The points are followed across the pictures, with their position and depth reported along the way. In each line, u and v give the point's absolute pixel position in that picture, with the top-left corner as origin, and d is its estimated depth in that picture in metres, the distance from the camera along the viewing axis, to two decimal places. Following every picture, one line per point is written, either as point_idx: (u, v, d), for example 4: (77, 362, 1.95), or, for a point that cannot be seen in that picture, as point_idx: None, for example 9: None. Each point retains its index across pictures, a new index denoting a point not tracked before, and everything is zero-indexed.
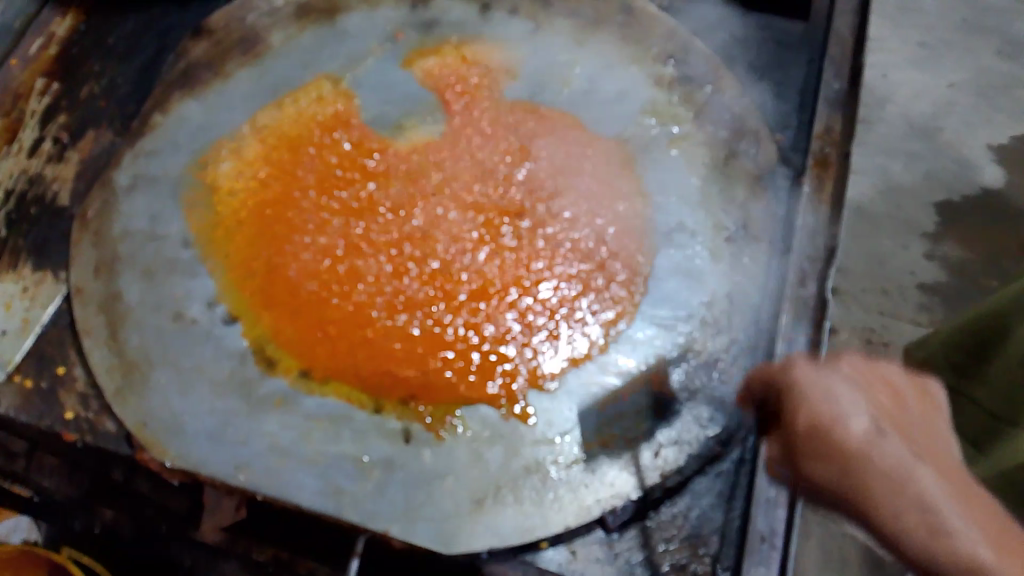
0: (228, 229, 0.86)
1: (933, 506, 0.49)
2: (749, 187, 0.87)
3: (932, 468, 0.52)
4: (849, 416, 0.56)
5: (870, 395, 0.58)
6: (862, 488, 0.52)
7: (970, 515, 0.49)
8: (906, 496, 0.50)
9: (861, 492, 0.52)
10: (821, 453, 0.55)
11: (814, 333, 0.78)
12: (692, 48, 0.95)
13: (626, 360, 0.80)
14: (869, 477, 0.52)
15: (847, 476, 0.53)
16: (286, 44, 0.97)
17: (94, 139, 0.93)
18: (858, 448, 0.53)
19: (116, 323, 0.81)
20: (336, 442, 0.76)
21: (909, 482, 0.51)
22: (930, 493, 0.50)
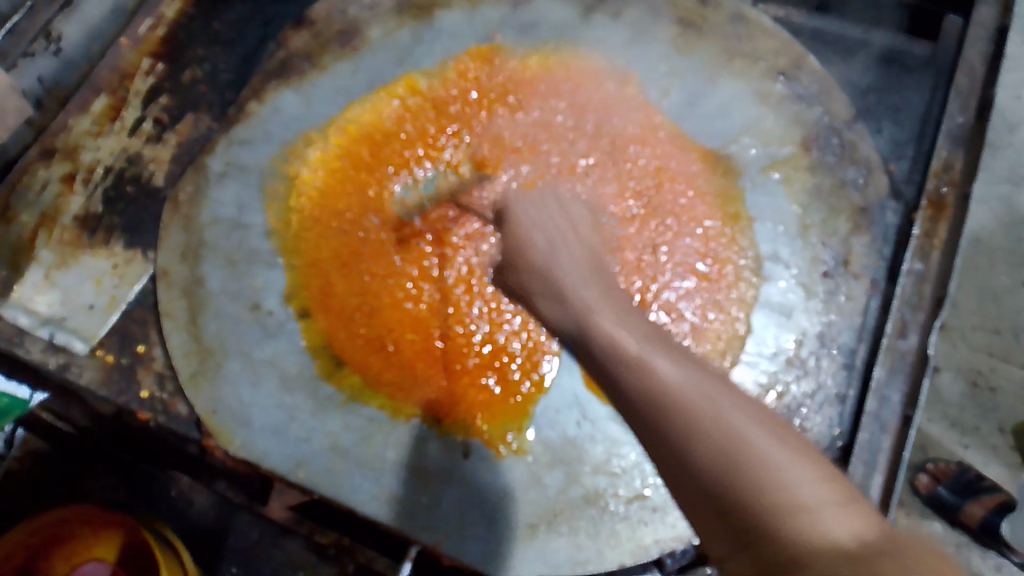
0: (302, 224, 0.86)
1: (731, 433, 0.41)
2: (852, 219, 0.82)
3: (669, 359, 0.48)
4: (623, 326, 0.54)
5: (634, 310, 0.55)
6: (665, 385, 0.46)
7: (737, 403, 0.43)
8: (669, 394, 0.45)
9: (660, 394, 0.45)
10: (616, 360, 0.50)
11: (911, 389, 0.72)
12: (805, 64, 0.89)
13: None
14: (673, 400, 0.44)
15: (658, 377, 0.46)
16: (383, 38, 0.95)
17: (193, 123, 0.95)
18: (638, 358, 0.49)
19: (196, 308, 0.83)
20: (395, 448, 0.76)
21: (675, 396, 0.44)
22: (705, 412, 0.43)
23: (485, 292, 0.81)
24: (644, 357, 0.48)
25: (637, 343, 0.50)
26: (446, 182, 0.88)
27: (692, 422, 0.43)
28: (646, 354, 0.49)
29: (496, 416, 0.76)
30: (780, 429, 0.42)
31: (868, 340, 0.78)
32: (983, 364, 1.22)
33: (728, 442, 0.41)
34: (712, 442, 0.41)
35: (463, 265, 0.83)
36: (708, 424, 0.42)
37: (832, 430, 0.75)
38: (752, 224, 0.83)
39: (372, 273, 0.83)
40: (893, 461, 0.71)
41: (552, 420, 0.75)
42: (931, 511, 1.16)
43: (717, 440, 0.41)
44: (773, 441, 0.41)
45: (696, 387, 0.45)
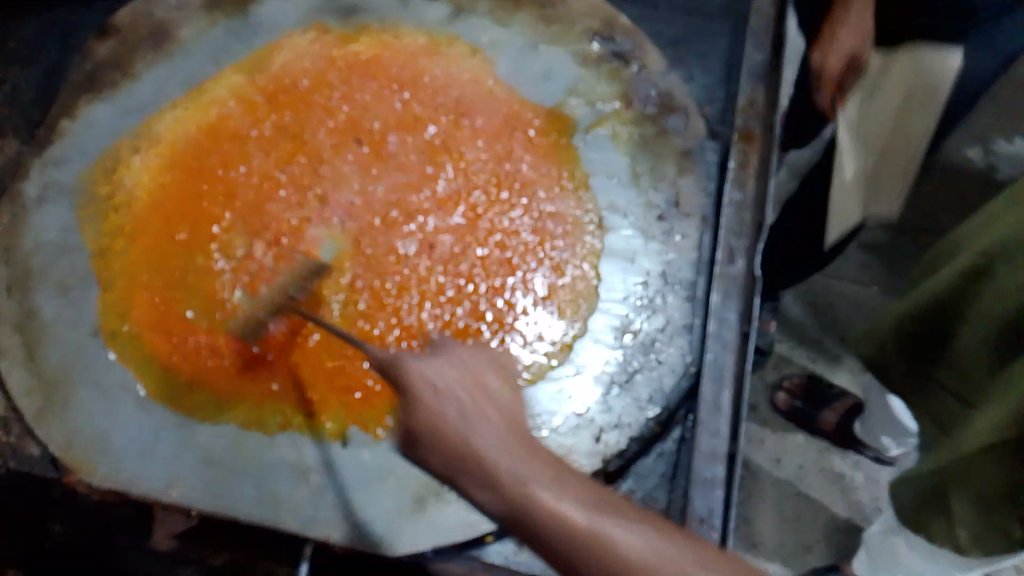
0: (132, 241, 0.83)
1: (523, 497, 0.50)
2: (677, 163, 0.87)
3: (548, 482, 0.51)
4: (474, 440, 0.53)
5: (468, 377, 0.56)
6: (516, 491, 0.51)
7: (562, 492, 0.50)
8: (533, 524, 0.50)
9: (523, 513, 0.50)
10: (480, 480, 0.52)
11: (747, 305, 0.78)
12: (616, 24, 0.94)
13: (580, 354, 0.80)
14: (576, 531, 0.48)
15: (554, 519, 0.49)
16: (196, 39, 0.93)
17: (1, 149, 0.89)
18: (495, 469, 0.52)
19: (34, 341, 0.79)
20: (269, 448, 0.75)
21: (609, 545, 0.48)
22: (606, 535, 0.48)
23: (339, 288, 0.81)
24: (524, 497, 0.50)
25: (520, 487, 0.51)
26: (282, 181, 0.86)
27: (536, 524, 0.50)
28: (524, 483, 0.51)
29: (383, 408, 0.76)
30: (574, 482, 0.51)
31: (705, 271, 0.81)
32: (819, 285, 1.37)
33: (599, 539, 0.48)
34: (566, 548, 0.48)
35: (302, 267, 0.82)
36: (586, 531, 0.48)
37: (685, 358, 0.78)
38: (588, 179, 0.87)
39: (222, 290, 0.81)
40: (737, 375, 0.70)
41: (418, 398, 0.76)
42: (794, 426, 1.28)
43: (527, 518, 0.50)
44: (661, 536, 0.48)
45: (495, 446, 0.53)
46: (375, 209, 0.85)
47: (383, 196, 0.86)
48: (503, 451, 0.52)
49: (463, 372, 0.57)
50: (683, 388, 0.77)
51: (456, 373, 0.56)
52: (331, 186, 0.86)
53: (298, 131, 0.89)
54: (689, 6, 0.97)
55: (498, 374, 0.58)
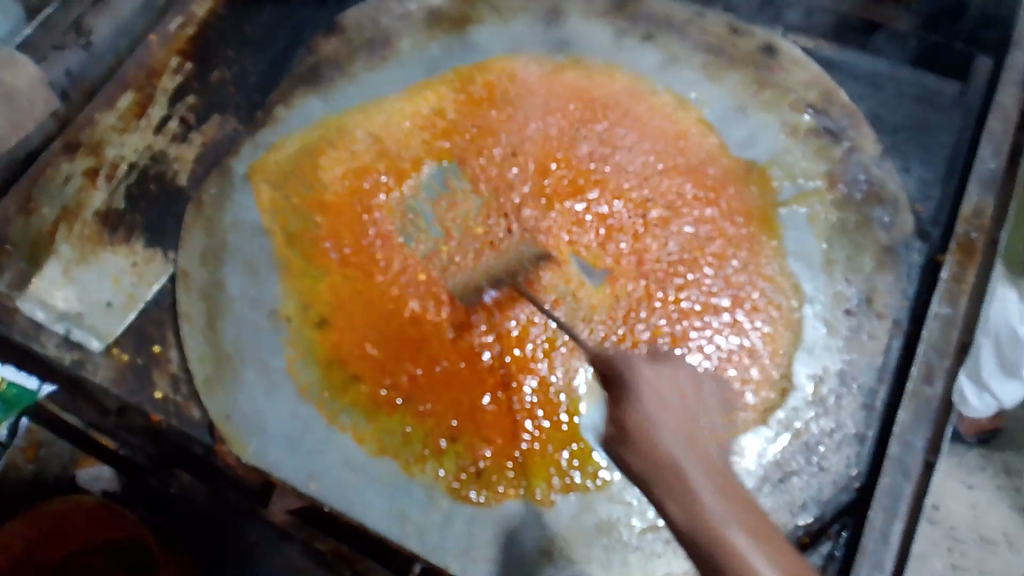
0: (320, 233, 0.87)
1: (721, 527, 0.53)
2: (876, 258, 0.81)
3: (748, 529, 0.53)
4: (659, 421, 0.58)
5: (735, 495, 0.55)
6: (711, 523, 0.53)
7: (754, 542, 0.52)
8: (686, 533, 0.53)
9: (703, 527, 0.53)
10: (636, 446, 0.57)
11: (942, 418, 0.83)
12: (834, 98, 0.90)
13: (741, 442, 0.75)
14: (698, 527, 0.53)
15: (702, 511, 0.53)
16: (414, 51, 0.96)
17: (219, 125, 0.95)
18: (684, 481, 0.55)
19: (214, 312, 0.83)
20: (406, 466, 0.75)
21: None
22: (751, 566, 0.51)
23: (497, 315, 0.81)
24: (690, 484, 0.55)
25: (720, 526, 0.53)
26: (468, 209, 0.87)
27: (699, 527, 0.53)
28: (727, 524, 0.53)
29: (543, 466, 0.75)
30: (779, 545, 0.52)
31: (890, 380, 0.76)
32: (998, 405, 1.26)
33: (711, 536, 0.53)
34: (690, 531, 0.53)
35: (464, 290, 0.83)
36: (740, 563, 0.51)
37: (849, 471, 0.74)
38: (782, 257, 0.83)
39: (405, 310, 0.82)
40: (915, 509, 0.65)
41: (558, 449, 0.75)
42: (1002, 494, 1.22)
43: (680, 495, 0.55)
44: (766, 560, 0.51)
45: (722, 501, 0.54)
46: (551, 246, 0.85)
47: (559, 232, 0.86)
48: (717, 501, 0.54)
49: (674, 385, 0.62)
50: (842, 502, 0.73)
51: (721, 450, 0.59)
52: (515, 221, 0.86)
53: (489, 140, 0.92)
54: (919, 94, 0.92)
55: (685, 428, 0.58)
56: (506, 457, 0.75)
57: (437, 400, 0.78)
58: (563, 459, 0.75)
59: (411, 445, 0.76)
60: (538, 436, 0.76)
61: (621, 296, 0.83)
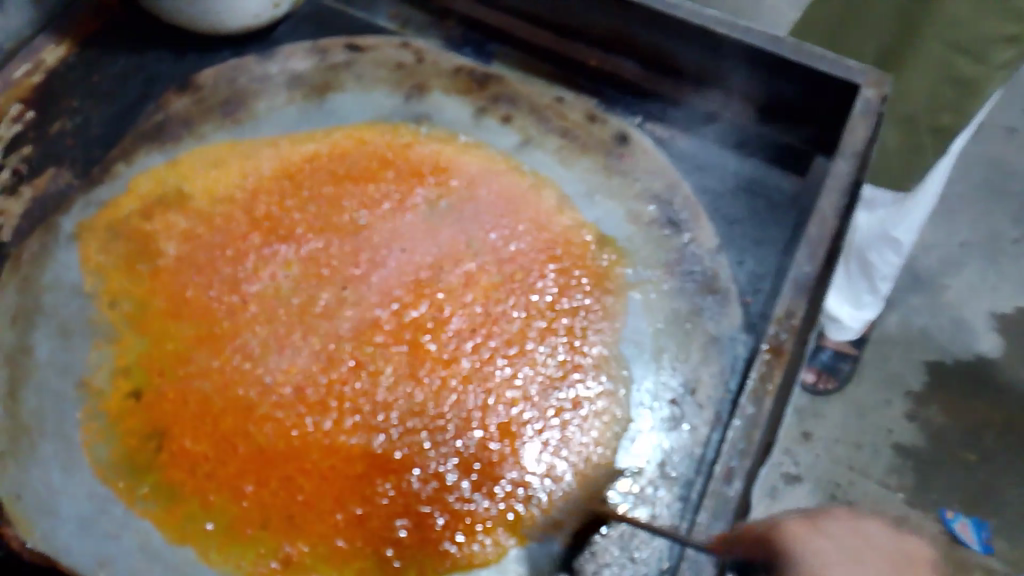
0: (139, 302, 0.83)
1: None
2: (702, 348, 0.83)
3: None
4: None
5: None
6: None
7: None
8: None
9: None
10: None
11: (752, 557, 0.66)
12: (678, 190, 0.93)
13: (564, 526, 0.74)
14: None
15: None
16: (268, 113, 0.95)
17: (52, 178, 0.91)
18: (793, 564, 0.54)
19: (17, 379, 0.77)
20: (206, 556, 0.71)
21: None
22: None
23: (316, 398, 0.79)
24: None
25: None
26: (295, 281, 0.85)
27: None
28: None
29: (357, 559, 0.73)
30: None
31: (705, 472, 0.76)
32: (842, 479, 1.32)
33: None
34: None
35: (282, 369, 0.80)
36: None
37: (660, 562, 0.69)
38: (616, 344, 0.84)
39: (226, 384, 0.79)
40: None
41: (377, 547, 0.73)
42: None
43: None
44: None
45: None
46: (376, 329, 0.83)
47: (385, 300, 0.85)
48: None
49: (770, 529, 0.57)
50: None
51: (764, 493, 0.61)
52: (349, 302, 0.85)
53: (333, 208, 0.90)
54: (759, 188, 0.95)
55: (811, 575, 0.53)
56: (317, 545, 0.73)
57: (253, 483, 0.75)
58: (376, 545, 0.73)
59: (216, 532, 0.73)
60: (348, 531, 0.74)
61: (445, 378, 0.81)
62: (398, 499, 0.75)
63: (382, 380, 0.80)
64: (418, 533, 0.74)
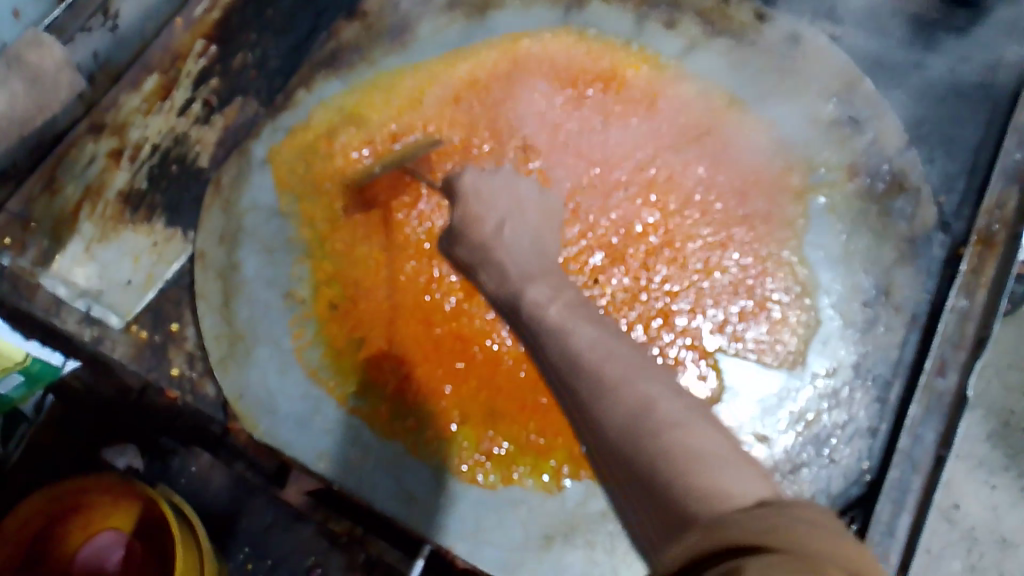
0: (332, 217, 0.87)
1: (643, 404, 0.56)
2: (896, 251, 0.80)
3: (673, 418, 0.56)
4: (646, 394, 0.57)
5: (679, 404, 0.58)
6: (635, 415, 0.57)
7: (687, 440, 0.54)
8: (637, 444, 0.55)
9: (648, 424, 0.56)
10: (621, 421, 0.57)
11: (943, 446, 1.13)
12: (860, 89, 0.89)
13: (760, 422, 0.76)
14: (646, 427, 0.56)
15: (645, 411, 0.57)
16: (434, 35, 0.96)
17: (240, 107, 0.96)
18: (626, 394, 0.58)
19: (231, 292, 0.83)
20: (414, 451, 0.76)
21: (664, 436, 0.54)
22: (686, 447, 0.54)
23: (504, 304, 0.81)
24: (617, 386, 0.59)
25: (640, 411, 0.57)
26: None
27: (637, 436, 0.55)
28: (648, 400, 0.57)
29: (555, 455, 0.75)
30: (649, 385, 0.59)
31: (903, 374, 0.76)
32: None
33: (679, 462, 0.52)
34: (618, 420, 0.57)
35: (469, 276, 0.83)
36: (649, 438, 0.54)
37: (861, 464, 0.74)
38: (804, 252, 0.82)
39: (420, 295, 0.82)
40: (921, 504, 0.68)
41: (572, 444, 0.75)
42: None
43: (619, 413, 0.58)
44: (671, 402, 0.56)
45: (653, 396, 0.57)
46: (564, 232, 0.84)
47: (563, 207, 0.85)
48: (644, 403, 0.57)
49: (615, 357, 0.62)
50: (852, 495, 0.73)
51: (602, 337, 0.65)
52: None
53: (504, 124, 0.91)
54: (947, 84, 0.89)
55: (627, 365, 0.62)
56: (515, 442, 0.76)
57: (452, 384, 0.78)
58: (571, 445, 0.75)
59: (420, 427, 0.77)
60: (545, 430, 0.76)
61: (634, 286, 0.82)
62: None
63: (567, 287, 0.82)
64: None
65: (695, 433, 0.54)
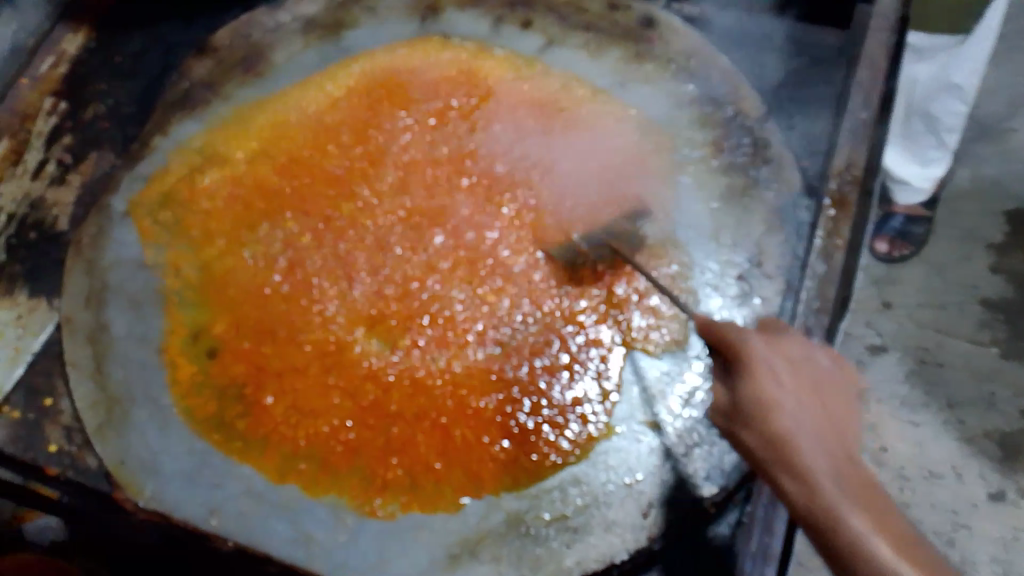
0: (203, 264, 0.84)
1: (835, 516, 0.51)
2: (765, 220, 0.81)
3: (866, 513, 0.51)
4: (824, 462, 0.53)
5: (846, 449, 0.55)
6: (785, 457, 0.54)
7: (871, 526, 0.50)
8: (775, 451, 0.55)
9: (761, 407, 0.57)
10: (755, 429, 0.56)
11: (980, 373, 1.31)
12: (714, 64, 0.89)
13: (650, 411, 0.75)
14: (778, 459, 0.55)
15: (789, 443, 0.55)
16: (289, 62, 0.94)
17: (95, 162, 0.92)
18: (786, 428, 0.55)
19: (102, 355, 0.80)
20: (308, 492, 0.74)
21: None
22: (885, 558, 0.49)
23: (385, 329, 0.80)
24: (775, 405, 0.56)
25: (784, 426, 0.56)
26: (346, 225, 0.85)
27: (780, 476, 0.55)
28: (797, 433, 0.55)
29: (452, 475, 0.74)
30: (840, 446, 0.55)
31: None
32: (930, 343, 1.29)
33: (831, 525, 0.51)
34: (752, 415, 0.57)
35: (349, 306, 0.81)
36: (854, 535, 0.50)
37: None
38: (675, 232, 0.82)
39: (300, 333, 0.80)
40: None
41: (467, 463, 0.74)
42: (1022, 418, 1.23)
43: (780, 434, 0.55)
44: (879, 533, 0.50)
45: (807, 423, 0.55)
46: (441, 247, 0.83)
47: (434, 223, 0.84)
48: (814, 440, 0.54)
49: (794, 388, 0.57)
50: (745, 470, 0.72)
51: (796, 357, 0.59)
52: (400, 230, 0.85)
53: (370, 144, 0.90)
54: (796, 48, 0.90)
55: (830, 440, 0.55)
56: (410, 467, 0.74)
57: (342, 419, 0.77)
58: (467, 462, 0.74)
59: (311, 468, 0.75)
60: (439, 451, 0.75)
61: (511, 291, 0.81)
62: (480, 414, 0.76)
63: (446, 302, 0.81)
64: (513, 442, 0.75)
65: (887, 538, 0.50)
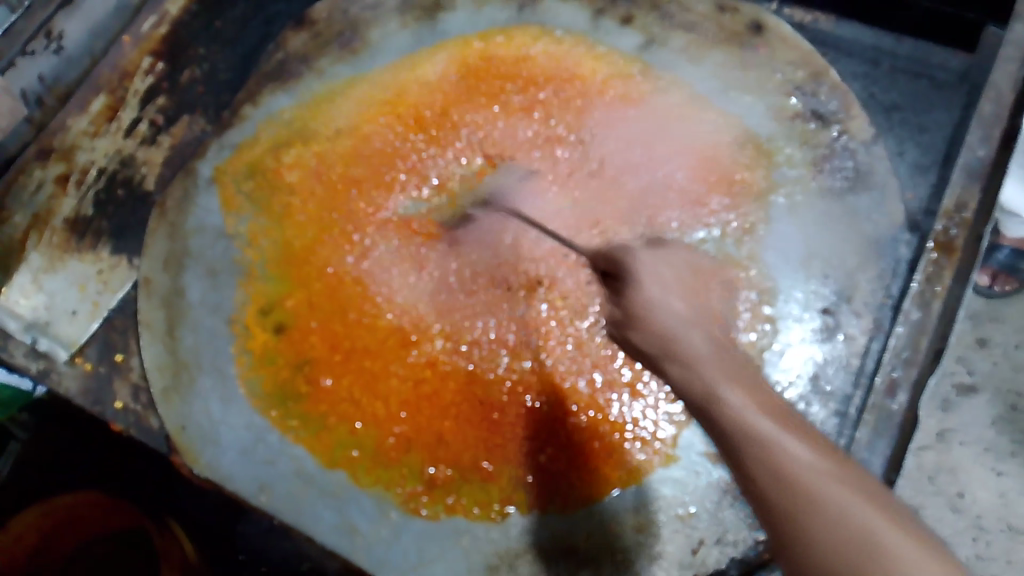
0: (276, 240, 0.84)
1: (813, 487, 0.45)
2: (860, 253, 0.78)
3: (844, 481, 0.45)
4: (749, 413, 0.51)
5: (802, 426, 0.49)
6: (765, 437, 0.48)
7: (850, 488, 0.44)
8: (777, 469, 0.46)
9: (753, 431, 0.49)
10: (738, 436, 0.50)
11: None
12: (825, 78, 0.83)
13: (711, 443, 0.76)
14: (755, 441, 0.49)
15: (792, 457, 0.47)
16: (384, 42, 0.89)
17: (188, 125, 0.92)
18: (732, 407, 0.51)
19: (175, 321, 0.82)
20: (361, 482, 0.77)
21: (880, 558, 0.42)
22: (860, 523, 0.42)
23: (452, 330, 0.79)
24: (752, 415, 0.50)
25: (744, 411, 0.51)
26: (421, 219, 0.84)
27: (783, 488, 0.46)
28: (745, 407, 0.51)
29: (501, 484, 0.76)
30: (803, 429, 0.50)
31: (866, 385, 0.75)
32: None
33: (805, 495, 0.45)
34: (727, 424, 0.51)
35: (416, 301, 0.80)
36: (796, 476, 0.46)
37: None
38: (760, 257, 0.79)
39: (366, 322, 0.80)
40: None
41: (519, 475, 0.76)
42: None
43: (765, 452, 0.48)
44: (868, 504, 0.44)
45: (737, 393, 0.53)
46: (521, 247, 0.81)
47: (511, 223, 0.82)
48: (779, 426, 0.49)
49: (706, 342, 0.58)
50: None
51: (679, 309, 0.61)
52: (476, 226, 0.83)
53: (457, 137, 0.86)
54: (917, 67, 0.84)
55: (760, 394, 0.53)
56: (462, 470, 0.77)
57: (401, 415, 0.78)
58: (520, 474, 0.76)
59: (365, 458, 0.78)
60: (492, 458, 0.77)
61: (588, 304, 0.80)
62: (536, 427, 0.77)
63: (518, 307, 0.80)
64: (565, 459, 0.76)
65: (872, 501, 0.44)
